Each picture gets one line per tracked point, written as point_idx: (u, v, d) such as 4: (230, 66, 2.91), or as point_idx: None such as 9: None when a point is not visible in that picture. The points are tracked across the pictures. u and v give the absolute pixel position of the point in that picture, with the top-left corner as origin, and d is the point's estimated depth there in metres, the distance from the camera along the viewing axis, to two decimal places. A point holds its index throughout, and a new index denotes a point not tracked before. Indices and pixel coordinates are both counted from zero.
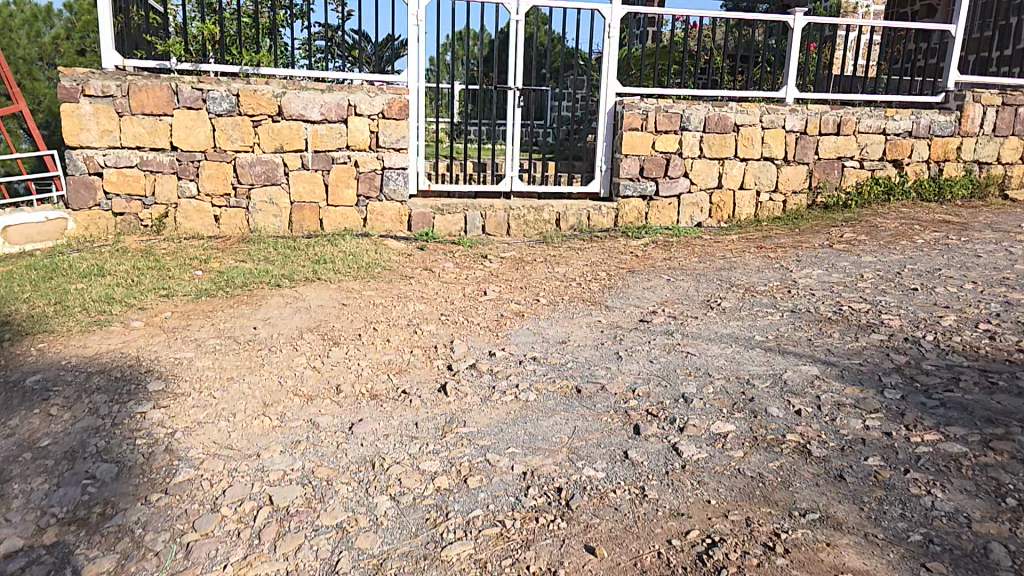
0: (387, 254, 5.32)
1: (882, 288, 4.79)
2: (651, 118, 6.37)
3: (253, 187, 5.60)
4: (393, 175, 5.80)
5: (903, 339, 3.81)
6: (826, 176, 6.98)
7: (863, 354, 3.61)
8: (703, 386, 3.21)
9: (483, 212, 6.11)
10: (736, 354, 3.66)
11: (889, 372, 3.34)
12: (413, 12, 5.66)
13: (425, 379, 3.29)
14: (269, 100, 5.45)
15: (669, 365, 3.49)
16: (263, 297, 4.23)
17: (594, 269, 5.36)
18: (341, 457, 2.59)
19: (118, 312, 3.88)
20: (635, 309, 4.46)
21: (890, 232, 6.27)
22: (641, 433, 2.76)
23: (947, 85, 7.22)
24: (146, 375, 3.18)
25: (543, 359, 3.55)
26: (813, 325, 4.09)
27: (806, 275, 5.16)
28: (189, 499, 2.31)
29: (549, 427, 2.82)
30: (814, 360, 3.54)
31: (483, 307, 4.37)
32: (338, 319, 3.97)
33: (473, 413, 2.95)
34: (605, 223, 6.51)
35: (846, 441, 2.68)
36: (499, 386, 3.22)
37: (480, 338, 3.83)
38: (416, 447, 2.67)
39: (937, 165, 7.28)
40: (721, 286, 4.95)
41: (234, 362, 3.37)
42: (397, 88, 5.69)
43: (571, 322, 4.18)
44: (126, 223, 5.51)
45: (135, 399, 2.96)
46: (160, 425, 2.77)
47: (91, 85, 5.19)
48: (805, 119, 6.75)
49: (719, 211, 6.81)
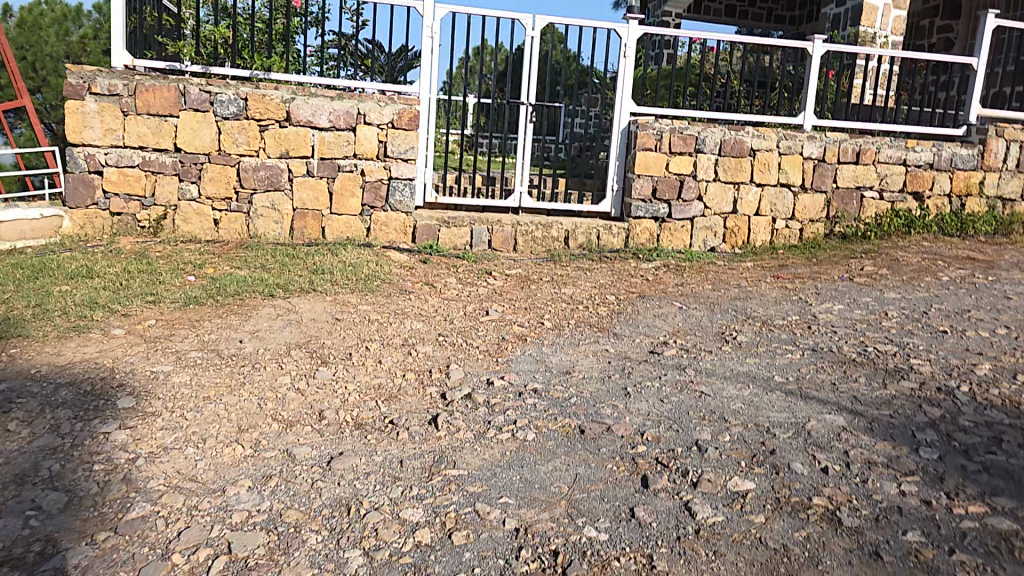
0: (387, 266, 5.11)
1: (906, 329, 4.49)
2: (665, 139, 6.15)
3: (255, 192, 5.42)
4: (399, 186, 5.60)
5: (935, 389, 3.54)
6: (845, 206, 6.70)
7: (893, 405, 3.36)
8: (719, 435, 2.97)
9: (489, 227, 5.88)
10: (754, 396, 3.39)
11: (924, 428, 3.12)
12: (428, 23, 5.49)
13: (415, 409, 3.04)
14: (277, 106, 5.29)
15: (681, 406, 3.22)
16: (254, 308, 4.00)
17: (603, 292, 5.10)
18: (315, 498, 2.35)
19: (99, 318, 3.67)
20: (645, 338, 4.19)
21: (913, 267, 5.96)
22: (649, 487, 2.55)
23: (969, 118, 6.91)
24: (118, 390, 2.95)
25: (543, 392, 3.28)
26: (836, 368, 3.81)
27: (826, 310, 4.88)
28: (138, 541, 2.10)
29: (548, 474, 2.58)
30: (840, 408, 3.30)
31: (483, 329, 4.12)
32: (329, 335, 3.73)
33: (466, 451, 2.71)
34: (615, 243, 6.26)
35: (880, 509, 2.49)
36: (494, 421, 2.96)
37: (478, 363, 3.59)
38: (399, 490, 2.43)
39: (960, 199, 6.98)
40: (736, 318, 4.67)
41: (213, 379, 3.14)
42: (408, 99, 5.52)
43: (575, 350, 3.91)
44: (124, 224, 5.34)
45: (101, 417, 2.74)
46: (123, 449, 2.56)
47: (97, 82, 5.07)
48: (824, 146, 6.50)
49: (733, 236, 6.54)
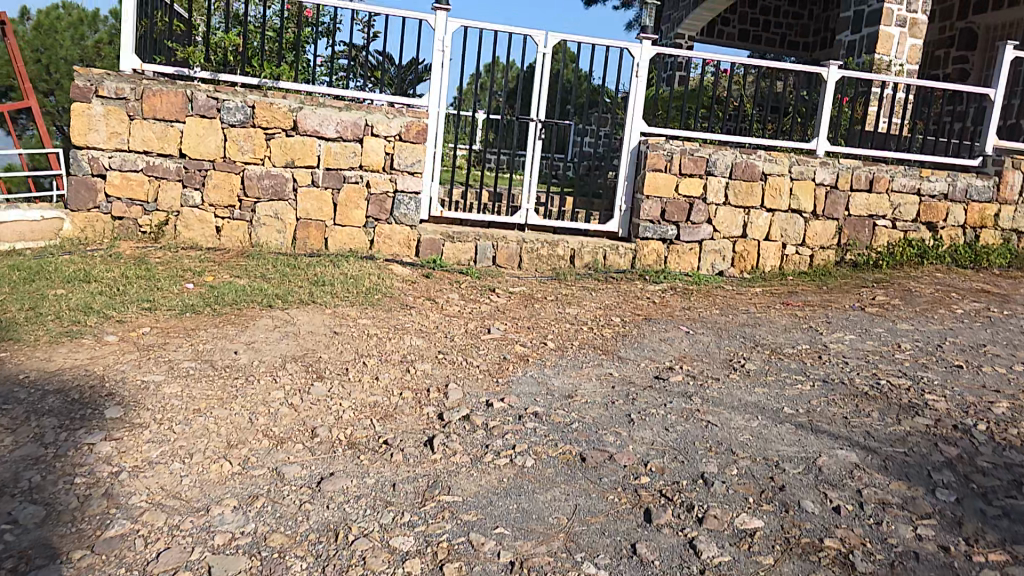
0: (390, 279, 5.04)
1: (921, 363, 4.36)
2: (676, 160, 6.09)
3: (259, 201, 5.40)
4: (405, 199, 5.56)
5: (951, 427, 3.41)
6: (857, 233, 6.60)
7: (908, 442, 3.24)
8: (726, 468, 2.86)
9: (494, 243, 5.81)
10: (762, 428, 3.27)
11: (940, 467, 3.01)
12: (440, 37, 5.49)
13: (411, 429, 2.94)
14: (284, 114, 5.28)
15: (686, 435, 3.11)
16: (251, 318, 3.93)
17: (608, 314, 5.00)
18: (302, 521, 2.25)
19: (93, 324, 3.60)
20: (649, 363, 4.08)
21: (926, 298, 5.84)
22: (652, 522, 2.44)
23: (985, 148, 6.82)
24: (106, 399, 2.87)
25: (544, 416, 3.17)
26: (848, 401, 3.68)
27: (837, 340, 4.76)
28: (115, 562, 2.01)
29: (546, 504, 2.48)
30: (852, 444, 3.18)
31: (484, 348, 4.02)
32: (326, 349, 3.65)
33: (461, 476, 2.60)
34: (622, 264, 6.17)
35: (896, 554, 2.39)
36: (492, 445, 2.85)
37: (478, 384, 3.49)
38: (389, 516, 2.32)
39: (974, 231, 6.86)
40: (744, 344, 4.57)
41: (204, 391, 3.05)
42: (417, 112, 5.50)
43: (578, 373, 3.81)
44: (125, 228, 5.31)
45: (86, 427, 2.66)
46: (106, 462, 2.47)
47: (104, 86, 5.07)
48: (836, 173, 6.42)
49: (742, 261, 6.45)
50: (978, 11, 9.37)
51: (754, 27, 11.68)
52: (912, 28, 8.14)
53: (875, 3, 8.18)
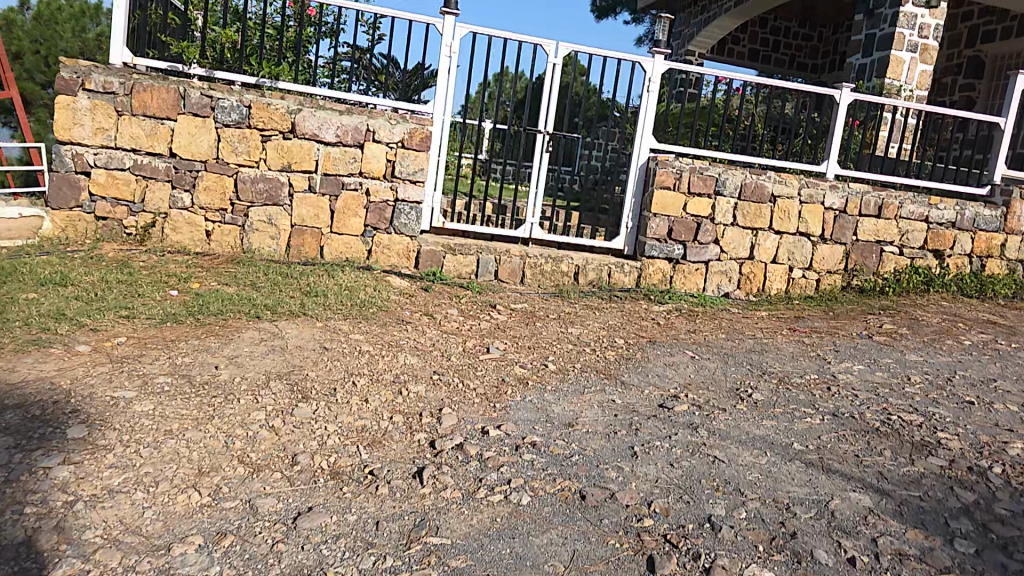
0: (387, 291, 4.86)
1: (932, 398, 4.19)
2: (684, 178, 5.95)
3: (252, 205, 5.21)
4: (405, 209, 5.39)
5: (967, 469, 3.24)
6: (864, 259, 6.47)
7: (922, 485, 3.06)
8: (734, 510, 2.67)
9: (496, 257, 5.64)
10: (771, 466, 3.09)
11: (957, 514, 2.83)
12: (447, 42, 5.34)
13: (400, 458, 2.76)
14: (281, 115, 5.10)
15: (692, 472, 2.93)
16: (236, 330, 3.72)
17: (612, 335, 4.82)
18: (271, 565, 2.05)
19: (63, 332, 3.39)
20: (654, 390, 3.91)
21: (933, 328, 5.70)
22: (656, 572, 2.25)
23: (994, 177, 6.72)
24: (70, 417, 2.67)
25: (543, 447, 2.98)
26: (859, 438, 3.51)
27: (845, 369, 4.60)
28: None
29: (542, 548, 2.29)
30: (865, 486, 3.00)
31: (483, 369, 3.84)
32: (314, 367, 3.45)
33: (450, 515, 2.41)
34: (626, 282, 6.01)
35: None
36: (486, 479, 2.66)
37: (475, 409, 3.30)
38: (370, 560, 2.12)
39: (980, 260, 6.76)
40: (752, 372, 4.40)
41: (179, 410, 2.85)
42: (421, 119, 5.34)
43: (580, 399, 3.62)
44: (109, 229, 5.11)
45: (44, 449, 2.46)
46: (61, 490, 2.27)
47: (92, 79, 4.89)
48: (846, 197, 6.30)
49: (749, 283, 6.31)
50: (986, 40, 9.35)
51: (764, 46, 11.70)
52: (923, 54, 8.07)
53: (887, 27, 8.11)
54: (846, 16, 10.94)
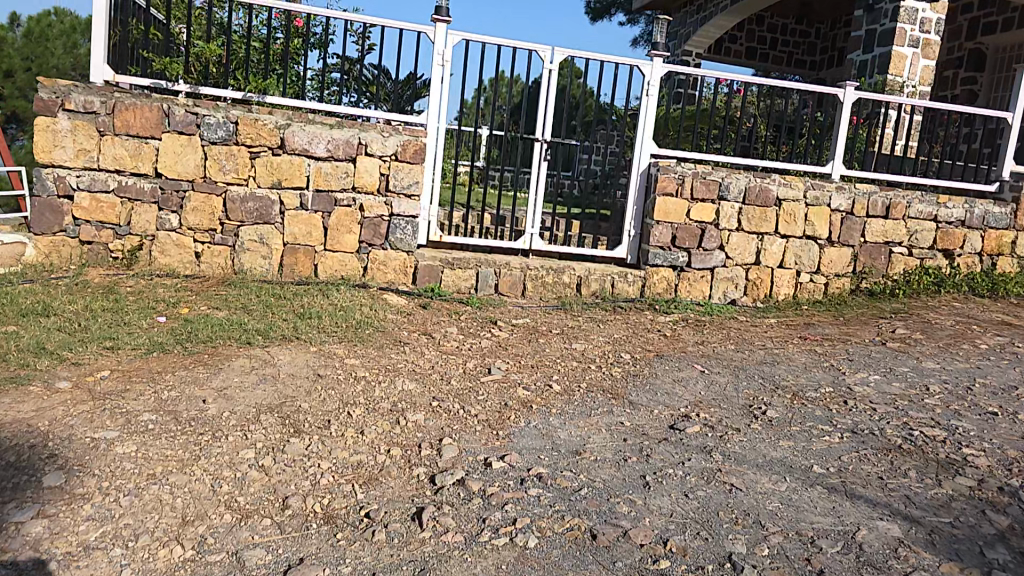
0: (384, 310, 4.71)
1: (953, 410, 4.01)
2: (686, 184, 5.79)
3: (243, 224, 5.06)
4: (402, 223, 5.23)
5: (998, 490, 3.06)
6: (873, 261, 6.31)
7: (952, 510, 2.88)
8: (756, 547, 2.50)
9: (496, 270, 5.49)
10: (791, 493, 2.92)
11: (992, 542, 2.66)
12: (439, 51, 5.19)
13: (398, 497, 2.60)
14: (270, 131, 4.95)
15: (709, 503, 2.76)
16: (226, 358, 3.57)
17: (617, 349, 4.66)
18: None
19: (43, 367, 3.24)
20: (664, 410, 3.73)
21: (948, 332, 5.52)
22: None
23: (1002, 174, 6.56)
24: (46, 463, 2.51)
25: (549, 479, 2.81)
26: (882, 457, 3.33)
27: (861, 381, 4.41)
28: None
29: None
30: (893, 513, 2.83)
31: (484, 393, 3.66)
32: (307, 397, 3.29)
33: (453, 564, 2.24)
34: (630, 292, 5.85)
35: None
36: (489, 520, 2.50)
37: (478, 438, 3.14)
38: None
39: (990, 259, 6.59)
40: (764, 387, 4.21)
41: (162, 450, 2.69)
42: (414, 130, 5.19)
43: (587, 423, 3.44)
44: (95, 253, 4.97)
45: (17, 501, 2.30)
46: (33, 548, 2.11)
47: (72, 99, 4.74)
48: (852, 199, 6.13)
49: (756, 289, 6.14)
50: (987, 32, 9.19)
51: (761, 45, 11.55)
52: (925, 50, 7.91)
53: (888, 22, 7.94)
54: (843, 12, 10.79)
